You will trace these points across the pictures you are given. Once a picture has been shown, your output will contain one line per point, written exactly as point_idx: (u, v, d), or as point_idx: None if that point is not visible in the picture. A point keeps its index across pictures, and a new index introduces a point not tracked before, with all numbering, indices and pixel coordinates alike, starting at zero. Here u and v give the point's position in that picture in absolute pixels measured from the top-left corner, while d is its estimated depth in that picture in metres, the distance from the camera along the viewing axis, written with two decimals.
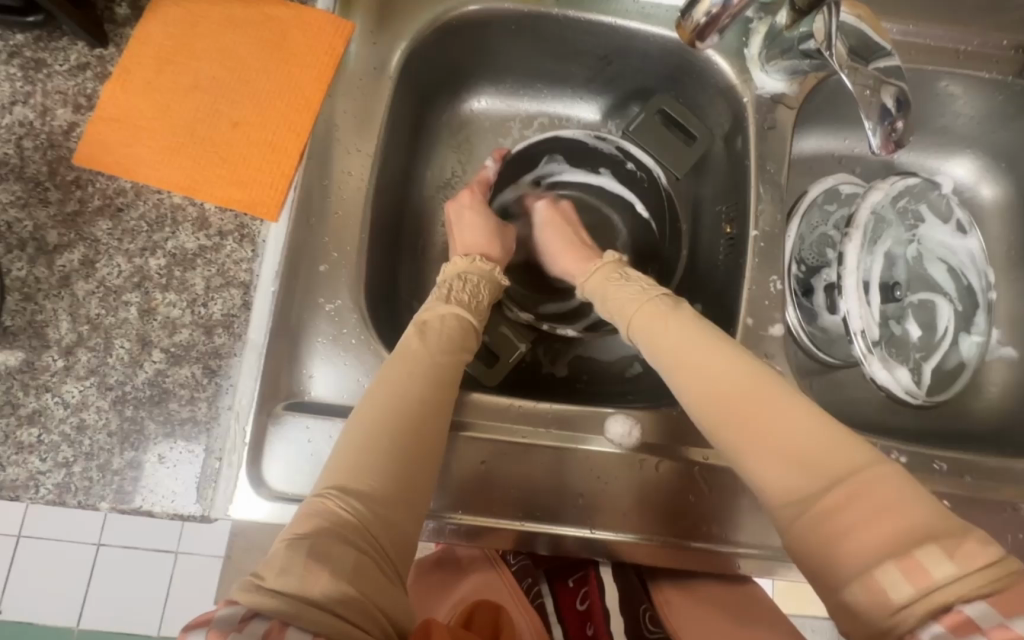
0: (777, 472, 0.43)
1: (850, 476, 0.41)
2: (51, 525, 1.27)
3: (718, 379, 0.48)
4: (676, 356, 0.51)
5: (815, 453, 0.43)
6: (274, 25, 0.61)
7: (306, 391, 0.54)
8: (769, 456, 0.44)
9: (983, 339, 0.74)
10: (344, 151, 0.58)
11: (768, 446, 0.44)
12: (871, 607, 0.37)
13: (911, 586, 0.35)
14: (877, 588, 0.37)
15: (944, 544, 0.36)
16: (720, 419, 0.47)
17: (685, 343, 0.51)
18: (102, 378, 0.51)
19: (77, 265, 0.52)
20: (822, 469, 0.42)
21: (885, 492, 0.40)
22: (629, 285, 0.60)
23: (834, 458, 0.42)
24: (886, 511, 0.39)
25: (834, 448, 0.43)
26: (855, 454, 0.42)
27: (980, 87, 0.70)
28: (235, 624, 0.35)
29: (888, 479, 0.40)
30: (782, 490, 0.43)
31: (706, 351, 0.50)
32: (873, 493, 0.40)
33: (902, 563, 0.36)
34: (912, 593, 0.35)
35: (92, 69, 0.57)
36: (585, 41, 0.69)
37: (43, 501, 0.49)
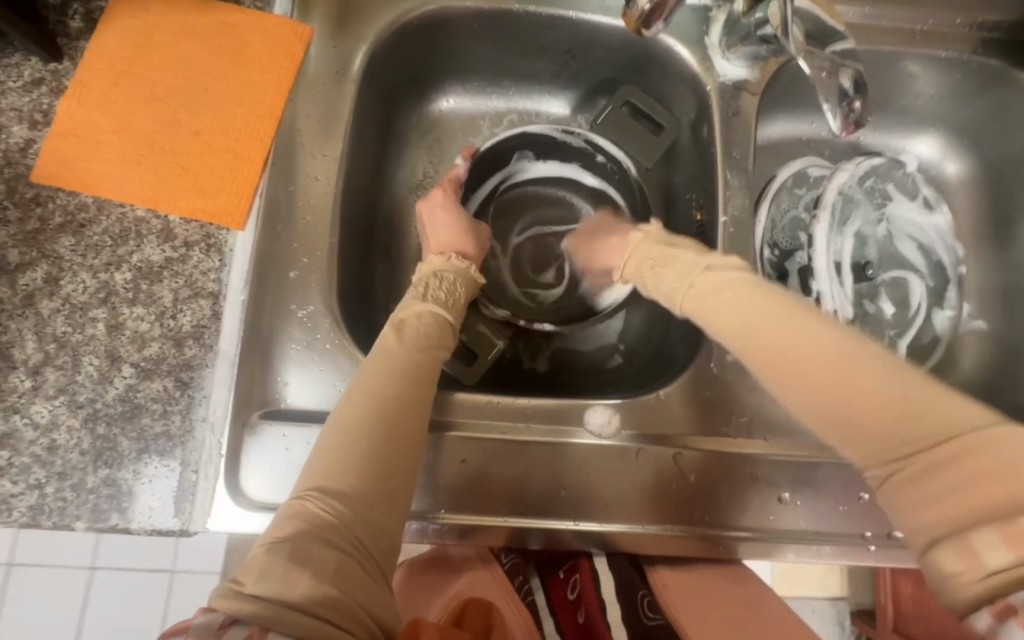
0: (872, 439, 0.41)
1: (954, 435, 0.39)
2: (42, 551, 1.25)
3: (797, 347, 0.45)
4: (744, 330, 0.48)
5: (913, 415, 0.40)
6: (230, 31, 0.60)
7: (282, 400, 0.55)
8: (860, 422, 0.42)
9: (955, 312, 0.76)
10: (310, 157, 0.60)
11: (848, 409, 0.42)
12: (964, 574, 0.35)
13: (1010, 552, 0.33)
14: (970, 552, 0.35)
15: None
16: (792, 387, 0.45)
17: (753, 311, 0.49)
18: (71, 396, 0.50)
19: (41, 284, 0.52)
20: (919, 430, 0.40)
21: (1004, 454, 0.37)
22: (669, 268, 0.57)
23: (934, 417, 0.40)
24: (1001, 475, 0.37)
25: (936, 407, 0.40)
26: (958, 412, 0.40)
27: (938, 65, 0.71)
28: (213, 630, 0.35)
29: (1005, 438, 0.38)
30: (874, 454, 0.41)
31: (777, 318, 0.47)
32: (983, 455, 0.38)
33: (1008, 532, 0.34)
34: (1012, 559, 0.33)
35: (47, 84, 0.56)
36: (548, 36, 0.69)
37: (16, 525, 0.48)
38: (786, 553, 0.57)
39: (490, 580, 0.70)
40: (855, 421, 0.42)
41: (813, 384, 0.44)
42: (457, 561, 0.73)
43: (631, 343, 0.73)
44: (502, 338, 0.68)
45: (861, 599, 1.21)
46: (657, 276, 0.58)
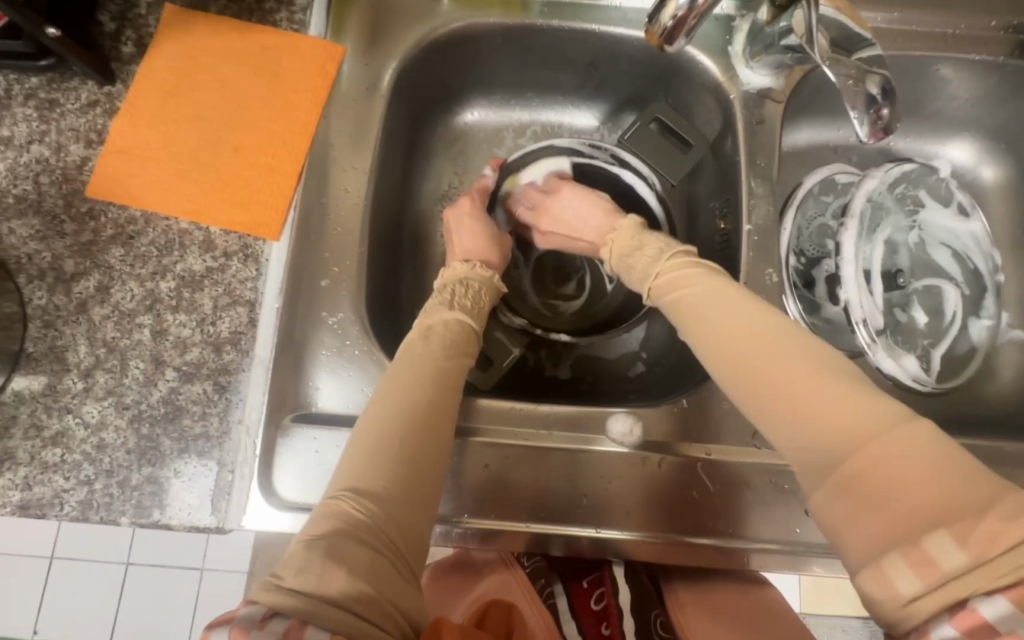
0: (795, 437, 0.44)
1: (870, 442, 0.40)
2: (83, 546, 1.31)
3: (737, 341, 0.48)
4: (694, 326, 0.52)
5: (836, 417, 0.42)
6: (267, 52, 0.63)
7: (312, 403, 0.57)
8: (784, 413, 0.44)
9: (992, 322, 0.73)
10: (339, 171, 0.62)
11: (783, 409, 0.44)
12: (879, 593, 0.37)
13: (920, 581, 0.35)
14: (885, 579, 0.36)
15: (958, 529, 0.35)
16: (737, 384, 0.48)
17: (702, 307, 0.52)
18: (119, 397, 0.53)
19: (93, 292, 0.55)
20: (840, 435, 0.41)
21: (913, 462, 0.38)
22: (641, 255, 0.61)
23: (853, 423, 0.41)
24: (908, 486, 0.38)
25: (858, 410, 0.41)
26: (878, 416, 0.41)
27: (972, 69, 0.70)
28: (256, 621, 0.36)
29: (916, 444, 0.39)
30: (800, 453, 0.43)
31: (724, 310, 0.50)
32: (895, 464, 0.39)
33: (910, 557, 0.36)
34: (922, 587, 0.35)
35: (101, 106, 0.60)
36: (571, 49, 0.70)
37: (67, 518, 0.51)
38: (812, 567, 0.56)
39: (512, 583, 0.69)
40: (784, 418, 0.44)
41: (747, 377, 0.47)
42: (480, 564, 0.73)
43: (654, 351, 0.73)
44: (518, 344, 0.68)
45: None
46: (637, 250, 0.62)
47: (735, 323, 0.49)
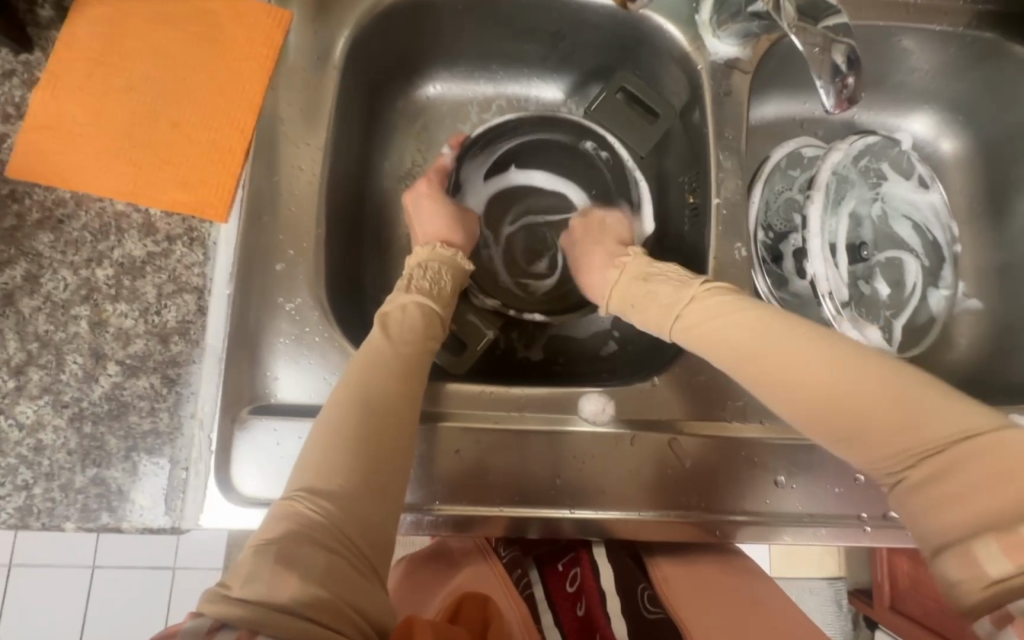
0: (868, 444, 0.45)
1: (951, 446, 0.43)
2: (43, 552, 1.25)
3: (798, 356, 0.48)
4: (747, 347, 0.51)
5: (913, 425, 0.44)
6: (207, 19, 0.59)
7: (271, 394, 0.53)
8: (860, 432, 0.45)
9: (950, 292, 0.75)
10: (293, 146, 0.57)
11: (855, 424, 0.46)
12: (966, 580, 0.38)
13: (1010, 562, 0.37)
14: (972, 562, 0.38)
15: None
16: (803, 408, 0.48)
17: (754, 321, 0.51)
18: (56, 395, 0.49)
19: (20, 282, 0.50)
20: (921, 440, 0.44)
21: (992, 461, 0.41)
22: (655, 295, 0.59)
23: (931, 430, 0.44)
24: (990, 483, 0.41)
25: (935, 417, 0.44)
26: (954, 423, 0.44)
27: (933, 40, 0.70)
28: (202, 634, 0.34)
29: (996, 447, 0.42)
30: (877, 459, 0.45)
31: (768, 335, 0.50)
32: (976, 464, 0.42)
33: (1003, 540, 0.38)
34: (1012, 567, 0.37)
35: (19, 76, 0.54)
36: (535, 18, 0.67)
37: (5, 526, 0.47)
38: (782, 536, 0.57)
39: (487, 572, 0.70)
40: (856, 427, 0.46)
41: (814, 391, 0.47)
42: (457, 554, 0.74)
43: (625, 330, 0.72)
44: (493, 328, 0.67)
45: (859, 579, 1.23)
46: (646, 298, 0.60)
47: (790, 338, 0.49)
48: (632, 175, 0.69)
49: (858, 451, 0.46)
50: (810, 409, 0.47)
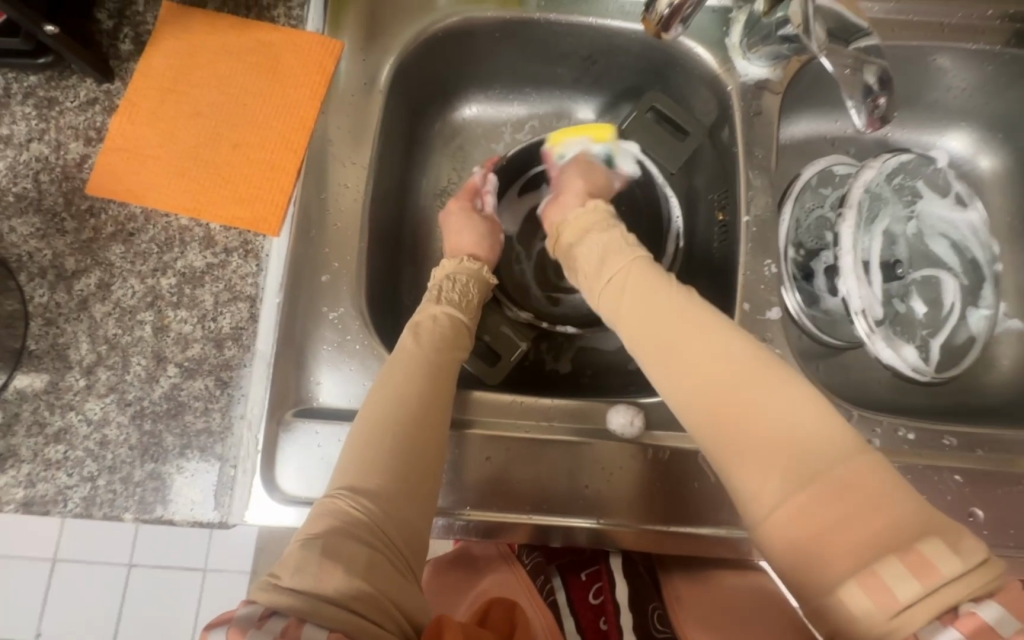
0: (755, 463, 0.44)
1: (831, 472, 0.41)
2: (85, 547, 1.32)
3: (698, 366, 0.49)
4: (665, 344, 0.52)
5: (797, 445, 0.43)
6: (265, 50, 0.64)
7: (313, 398, 0.57)
8: (756, 442, 0.44)
9: (991, 312, 0.73)
10: (340, 165, 0.62)
11: (752, 434, 0.45)
12: (877, 610, 0.36)
13: (919, 583, 0.35)
14: (880, 587, 0.36)
15: (947, 539, 0.37)
16: (706, 411, 0.47)
17: (660, 329, 0.53)
18: (121, 394, 0.53)
19: (94, 289, 0.55)
20: (804, 462, 0.43)
21: (873, 489, 0.40)
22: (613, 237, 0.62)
23: (819, 452, 0.43)
24: (870, 508, 0.39)
25: (820, 439, 0.43)
26: (837, 450, 0.43)
27: (969, 58, 0.70)
28: (254, 620, 0.36)
29: (873, 476, 0.41)
30: (763, 485, 0.43)
31: (686, 338, 0.51)
32: (859, 490, 0.40)
33: (907, 560, 0.36)
34: (920, 590, 0.35)
35: (100, 103, 0.60)
36: (568, 43, 0.70)
37: (71, 514, 0.51)
38: None
39: (512, 581, 0.71)
40: (744, 443, 0.45)
41: (709, 401, 0.48)
42: (482, 561, 0.75)
43: None
44: (525, 338, 0.69)
45: None
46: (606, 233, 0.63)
47: (690, 347, 0.50)
48: (664, 191, 0.72)
49: (744, 475, 0.44)
50: (706, 419, 0.47)
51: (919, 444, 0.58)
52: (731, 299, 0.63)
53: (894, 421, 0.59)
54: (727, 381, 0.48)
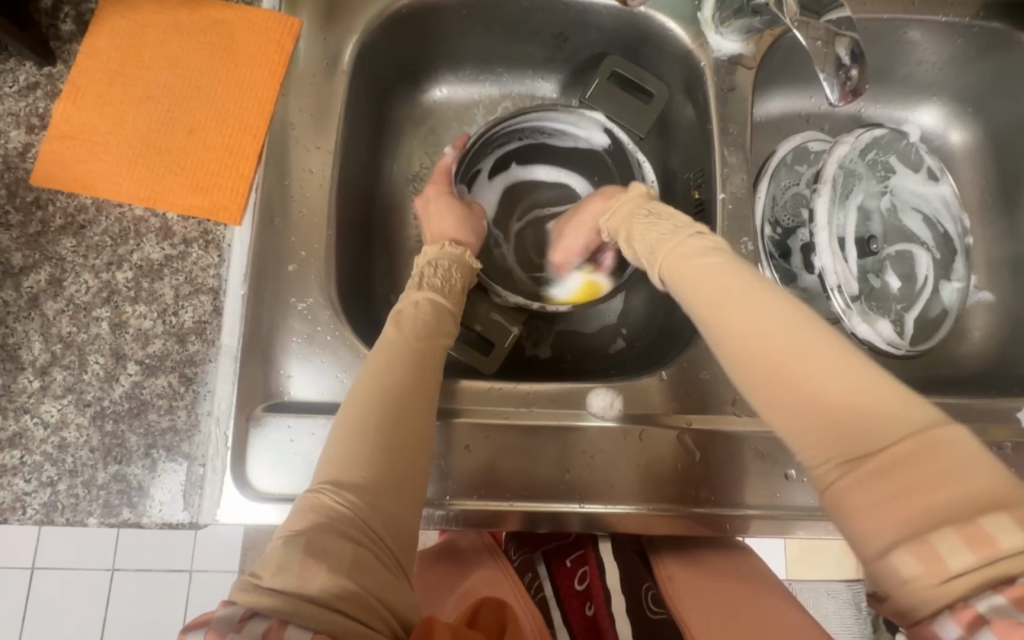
0: (816, 428, 0.43)
1: (902, 440, 0.40)
2: (63, 554, 1.28)
3: (763, 331, 0.47)
4: (724, 305, 0.49)
5: (867, 414, 0.41)
6: (220, 28, 0.60)
7: (284, 391, 0.55)
8: (818, 404, 0.43)
9: (963, 285, 0.74)
10: (303, 150, 0.59)
11: (814, 396, 0.43)
12: (925, 574, 0.35)
13: (973, 555, 0.34)
14: (932, 554, 0.35)
15: (1015, 514, 0.35)
16: (766, 372, 0.46)
17: (719, 291, 0.50)
18: (79, 395, 0.51)
19: (45, 286, 0.52)
20: (874, 430, 0.41)
21: (943, 458, 0.39)
22: (665, 224, 0.59)
23: (888, 417, 0.41)
24: (941, 477, 0.38)
25: (893, 409, 0.41)
26: (912, 419, 0.41)
27: (939, 31, 0.70)
28: (235, 623, 0.35)
29: (950, 447, 0.39)
30: (823, 449, 0.42)
31: (747, 301, 0.49)
32: (933, 460, 0.39)
33: (965, 532, 0.35)
34: (974, 561, 0.34)
35: (42, 88, 0.56)
36: (538, 20, 0.68)
37: (31, 522, 0.49)
38: (797, 530, 0.57)
39: (501, 578, 0.69)
40: (807, 409, 0.43)
41: (771, 366, 0.45)
42: (467, 554, 0.74)
43: (633, 326, 0.72)
44: (516, 323, 0.68)
45: None
46: (656, 222, 0.60)
47: (751, 310, 0.48)
48: (635, 157, 0.69)
49: (803, 439, 0.43)
50: (767, 384, 0.45)
51: None
52: None
53: None
54: (792, 343, 0.45)
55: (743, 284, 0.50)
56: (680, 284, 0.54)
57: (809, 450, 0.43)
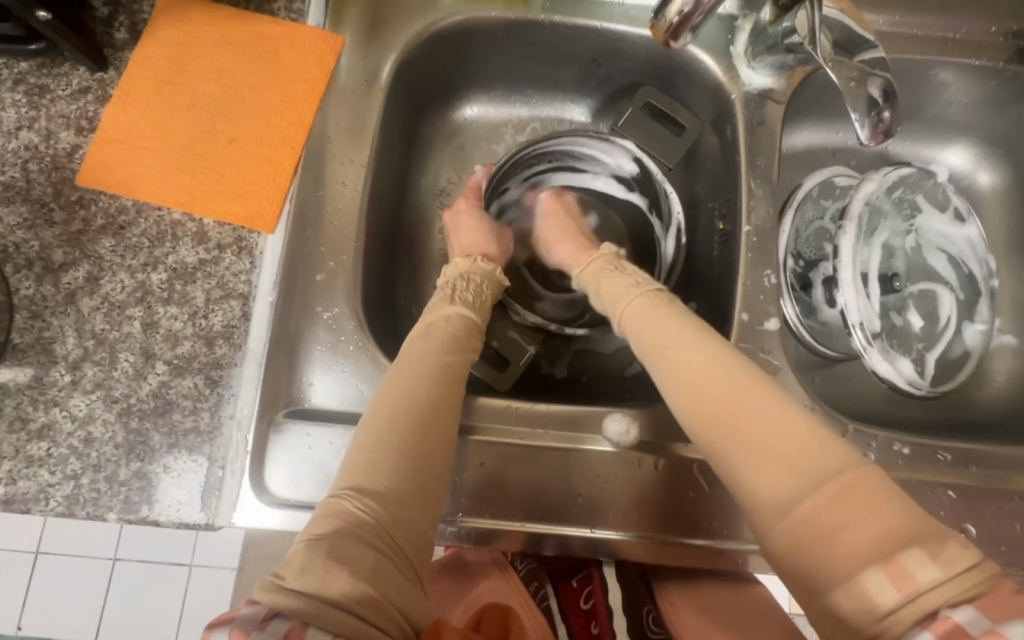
0: (752, 476, 0.43)
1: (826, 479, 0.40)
2: (68, 541, 1.29)
3: (703, 380, 0.48)
4: (664, 349, 0.51)
5: (798, 453, 0.42)
6: (266, 43, 0.62)
7: (306, 399, 0.57)
8: (750, 450, 0.44)
9: (986, 327, 0.73)
10: (338, 164, 0.62)
11: (746, 440, 0.44)
12: (857, 612, 0.36)
13: (897, 592, 0.35)
14: (863, 594, 0.36)
15: (929, 547, 0.36)
16: (702, 418, 0.47)
17: (661, 338, 0.52)
18: (108, 391, 0.52)
19: (82, 283, 0.54)
20: (805, 474, 0.41)
21: (867, 496, 0.39)
22: (625, 274, 0.61)
23: (812, 459, 0.42)
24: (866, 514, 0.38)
25: (822, 445, 0.42)
26: (833, 455, 0.42)
27: (971, 74, 0.70)
28: (257, 622, 0.36)
29: (873, 480, 0.40)
30: (763, 494, 0.42)
31: (685, 347, 0.50)
32: (860, 494, 0.39)
33: (887, 568, 0.36)
34: (899, 599, 0.35)
35: (93, 92, 0.59)
36: (573, 46, 0.70)
37: (52, 513, 0.50)
38: None
39: (506, 588, 0.70)
40: (748, 454, 0.44)
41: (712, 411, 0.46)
42: (473, 567, 0.73)
43: None
44: (533, 343, 0.68)
45: None
46: (618, 273, 0.61)
47: (694, 358, 0.49)
48: (662, 187, 0.69)
49: (746, 482, 0.43)
50: (704, 431, 0.46)
51: (913, 459, 0.58)
52: (730, 307, 0.62)
53: (888, 436, 0.59)
54: (721, 388, 0.47)
55: (683, 330, 0.52)
56: (632, 333, 0.56)
57: (746, 495, 0.44)
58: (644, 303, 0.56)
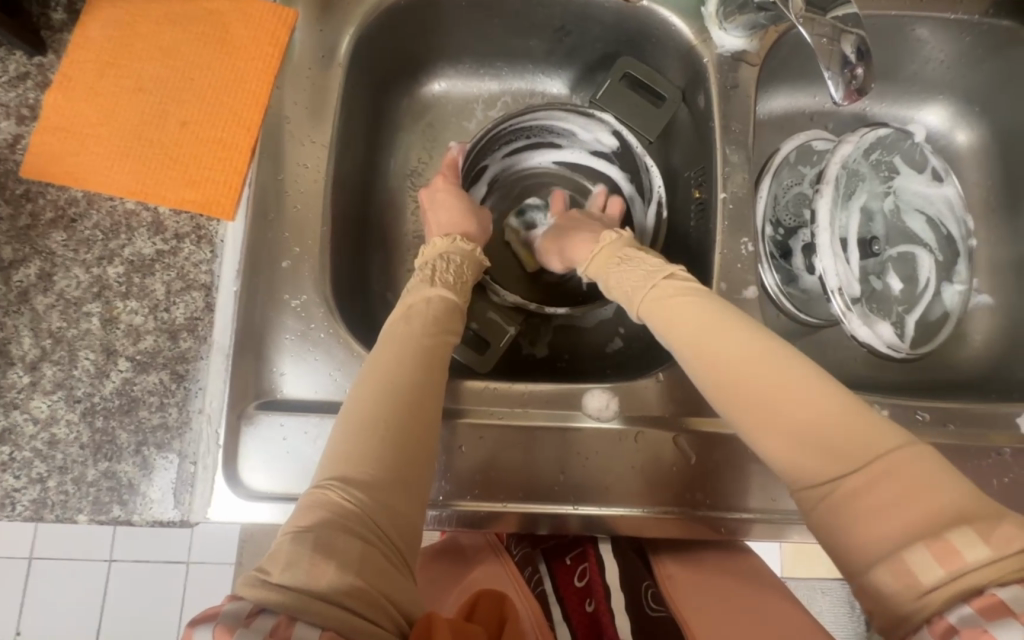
0: (802, 457, 0.43)
1: (875, 460, 0.41)
2: (60, 545, 1.28)
3: (744, 365, 0.46)
4: (697, 333, 0.49)
5: (846, 437, 0.42)
6: (215, 20, 0.60)
7: (277, 390, 0.53)
8: (793, 431, 0.43)
9: (965, 287, 0.73)
10: (299, 145, 0.57)
11: (788, 423, 0.43)
12: (899, 591, 0.36)
13: (941, 569, 0.35)
14: (904, 571, 0.36)
15: (979, 527, 0.36)
16: (744, 403, 0.45)
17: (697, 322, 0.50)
18: (69, 390, 0.50)
19: (34, 280, 0.51)
20: (855, 455, 0.41)
21: (915, 476, 0.39)
22: (647, 260, 0.56)
23: (858, 439, 0.42)
24: (917, 491, 0.39)
25: (862, 429, 0.42)
26: (878, 435, 0.42)
27: (948, 29, 0.68)
28: (242, 618, 0.34)
29: (920, 462, 0.40)
30: (808, 471, 0.43)
31: (720, 331, 0.48)
32: (905, 476, 0.39)
33: (934, 548, 0.36)
34: (943, 577, 0.35)
35: (32, 78, 0.55)
36: (539, 13, 0.67)
37: (20, 518, 0.49)
38: (792, 534, 0.57)
39: (501, 571, 0.69)
40: (796, 437, 0.43)
41: (756, 399, 0.45)
42: (469, 552, 0.74)
43: (632, 327, 0.72)
44: (512, 322, 0.67)
45: None
46: (637, 260, 0.57)
47: (725, 343, 0.47)
48: (642, 161, 0.68)
49: (791, 464, 0.43)
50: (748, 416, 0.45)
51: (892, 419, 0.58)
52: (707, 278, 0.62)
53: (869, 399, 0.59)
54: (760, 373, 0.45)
55: (714, 315, 0.49)
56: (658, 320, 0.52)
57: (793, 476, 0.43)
58: (668, 291, 0.53)
